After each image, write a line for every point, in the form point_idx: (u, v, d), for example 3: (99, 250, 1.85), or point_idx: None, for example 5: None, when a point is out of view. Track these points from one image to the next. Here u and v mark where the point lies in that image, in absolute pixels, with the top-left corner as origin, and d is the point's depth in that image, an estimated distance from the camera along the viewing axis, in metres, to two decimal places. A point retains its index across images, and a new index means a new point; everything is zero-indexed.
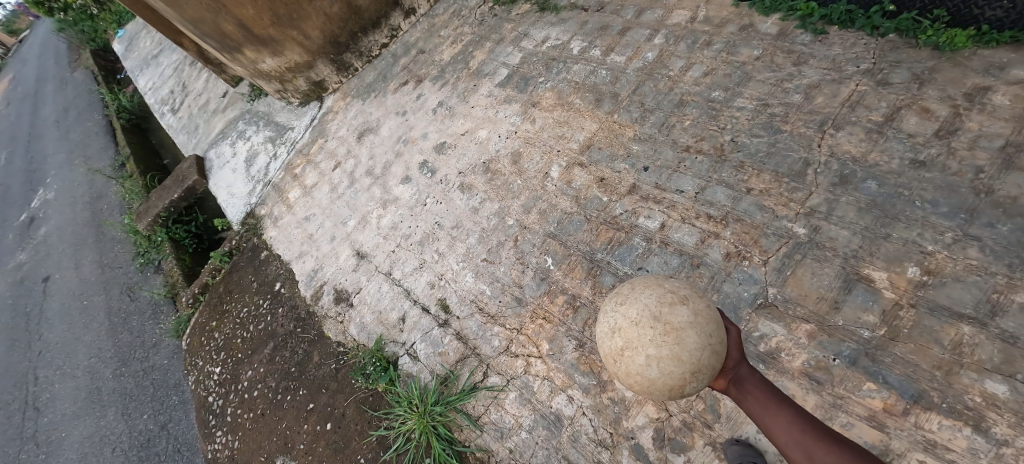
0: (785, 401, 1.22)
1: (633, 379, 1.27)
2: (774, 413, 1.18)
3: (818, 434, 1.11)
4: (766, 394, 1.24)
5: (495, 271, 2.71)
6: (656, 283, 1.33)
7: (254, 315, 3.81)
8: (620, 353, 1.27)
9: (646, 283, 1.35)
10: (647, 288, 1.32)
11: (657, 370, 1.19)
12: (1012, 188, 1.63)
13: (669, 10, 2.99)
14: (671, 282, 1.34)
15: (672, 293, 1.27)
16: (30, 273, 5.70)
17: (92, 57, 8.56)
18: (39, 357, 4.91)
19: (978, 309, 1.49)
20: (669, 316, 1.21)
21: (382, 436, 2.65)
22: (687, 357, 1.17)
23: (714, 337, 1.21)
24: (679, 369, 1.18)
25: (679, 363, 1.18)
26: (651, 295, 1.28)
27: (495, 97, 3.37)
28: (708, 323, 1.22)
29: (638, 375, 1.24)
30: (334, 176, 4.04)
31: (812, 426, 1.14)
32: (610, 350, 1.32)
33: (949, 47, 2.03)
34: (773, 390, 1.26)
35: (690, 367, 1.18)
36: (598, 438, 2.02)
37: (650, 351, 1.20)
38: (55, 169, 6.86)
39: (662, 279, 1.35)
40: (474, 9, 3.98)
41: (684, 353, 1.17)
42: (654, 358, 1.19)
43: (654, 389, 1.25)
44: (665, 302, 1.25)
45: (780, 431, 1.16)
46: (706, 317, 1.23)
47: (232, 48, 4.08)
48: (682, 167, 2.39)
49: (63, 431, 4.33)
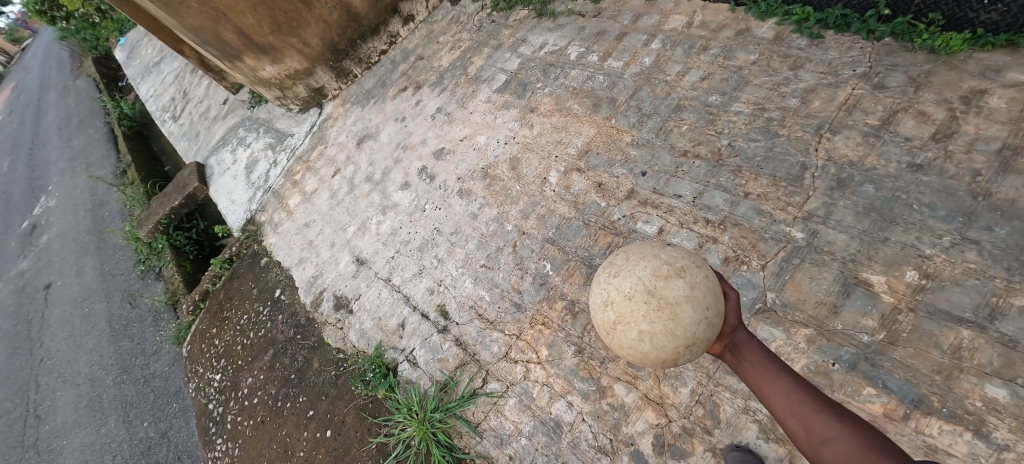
0: (785, 370, 1.19)
1: (626, 350, 1.34)
2: (772, 382, 1.17)
3: (818, 403, 1.05)
4: (763, 362, 1.23)
5: (494, 277, 2.71)
6: (652, 254, 1.34)
7: (254, 322, 3.82)
8: (613, 326, 1.34)
9: (641, 254, 1.36)
10: (642, 259, 1.33)
11: (650, 344, 1.26)
12: (1009, 191, 1.63)
13: (666, 15, 3.00)
14: (668, 252, 1.35)
15: (668, 265, 1.29)
16: (32, 281, 5.73)
17: (95, 66, 8.67)
18: (40, 365, 4.92)
19: (978, 313, 1.49)
20: (664, 291, 1.24)
21: (382, 443, 2.64)
22: (681, 333, 1.22)
23: (709, 310, 1.24)
24: (672, 343, 1.24)
25: (673, 338, 1.23)
26: (645, 267, 1.30)
27: (494, 102, 3.38)
28: (704, 296, 1.25)
29: (632, 348, 1.30)
30: (334, 182, 4.05)
31: (813, 396, 1.08)
32: (604, 323, 1.38)
33: (946, 51, 2.02)
34: (771, 357, 1.25)
35: (684, 341, 1.24)
36: (598, 444, 2.01)
37: (643, 327, 1.25)
38: (56, 177, 6.90)
39: (659, 249, 1.37)
40: (472, 16, 4.00)
41: (678, 328, 1.22)
42: (647, 333, 1.25)
43: (647, 360, 1.32)
44: (660, 276, 1.27)
45: (778, 402, 1.13)
46: (703, 290, 1.25)
47: (232, 55, 4.13)
48: (680, 172, 2.40)
49: (64, 439, 4.33)
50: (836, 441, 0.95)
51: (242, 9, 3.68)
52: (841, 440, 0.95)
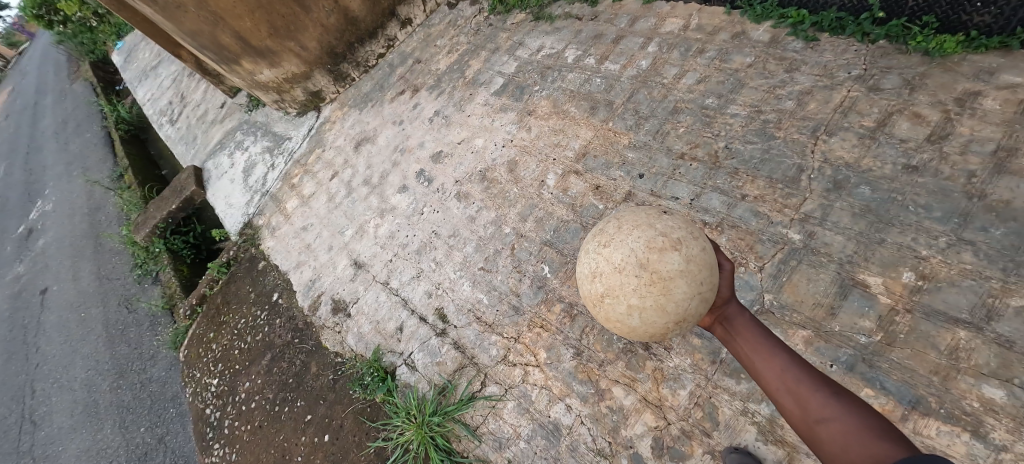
0: (779, 346, 1.16)
1: (613, 323, 1.38)
2: (766, 358, 1.14)
3: (814, 382, 1.03)
4: (757, 338, 1.20)
5: (493, 280, 2.71)
6: (647, 224, 1.33)
7: (251, 326, 3.80)
8: (601, 298, 1.36)
9: (635, 223, 1.35)
10: (636, 229, 1.33)
11: (639, 319, 1.30)
12: (1004, 192, 1.64)
13: (662, 18, 3.02)
14: (664, 222, 1.34)
15: (664, 237, 1.29)
16: (28, 285, 5.70)
17: (92, 69, 8.64)
18: (36, 370, 4.89)
19: (974, 314, 1.50)
20: (658, 264, 1.25)
21: (380, 447, 2.62)
22: (672, 308, 1.25)
23: (704, 284, 1.26)
24: (662, 319, 1.28)
25: (664, 313, 1.26)
26: (638, 239, 1.30)
27: (491, 105, 3.39)
28: (699, 270, 1.26)
29: (620, 321, 1.35)
30: (332, 186, 4.05)
31: (809, 375, 1.06)
32: (591, 294, 1.40)
33: (939, 53, 2.04)
34: (764, 332, 1.22)
35: (675, 316, 1.27)
36: (597, 447, 2.00)
37: (633, 301, 1.28)
38: (53, 181, 6.88)
39: (654, 219, 1.36)
40: (470, 19, 4.01)
41: (669, 303, 1.25)
42: (637, 307, 1.28)
43: (635, 333, 1.37)
44: (654, 248, 1.27)
45: (772, 379, 1.10)
46: (698, 264, 1.26)
47: (230, 59, 4.12)
48: (677, 174, 2.41)
49: (60, 445, 4.30)
50: (835, 422, 0.94)
51: (240, 13, 3.68)
52: (839, 422, 0.93)
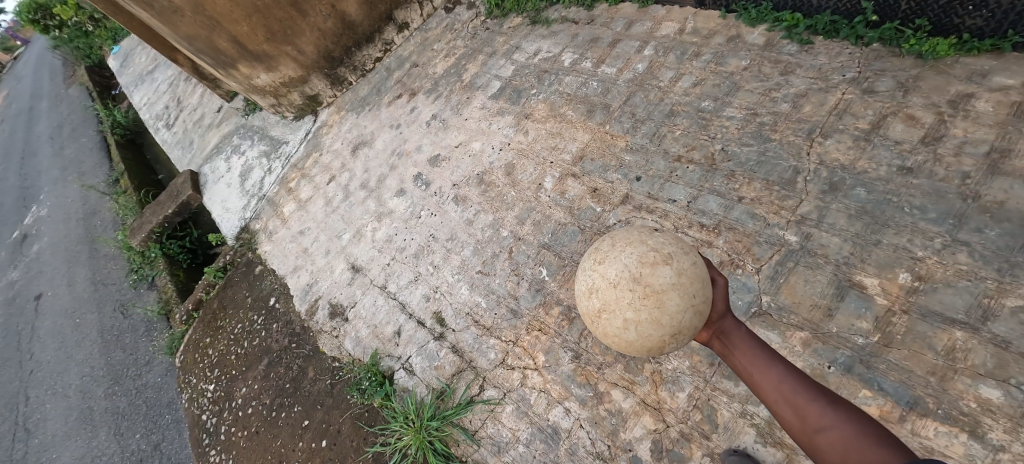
0: (776, 358, 1.17)
1: (611, 339, 1.37)
2: (764, 370, 1.14)
3: (811, 391, 1.04)
4: (753, 351, 1.21)
5: (491, 283, 2.71)
6: (639, 240, 1.35)
7: (248, 331, 3.78)
8: (599, 314, 1.36)
9: (628, 240, 1.37)
10: (628, 246, 1.34)
11: (636, 333, 1.29)
12: (998, 193, 1.65)
13: (658, 22, 3.03)
14: (656, 238, 1.36)
15: (655, 252, 1.30)
16: (22, 291, 5.66)
17: (88, 73, 8.62)
18: (30, 377, 4.84)
19: (970, 315, 1.50)
20: (650, 278, 1.25)
21: (378, 453, 2.61)
22: (668, 321, 1.24)
23: (696, 297, 1.25)
24: (658, 331, 1.27)
25: (659, 326, 1.25)
26: (631, 254, 1.31)
27: (489, 109, 3.39)
28: (691, 283, 1.25)
29: (617, 336, 1.33)
30: (329, 190, 4.04)
31: (805, 385, 1.06)
32: (589, 310, 1.40)
33: (932, 56, 2.05)
34: (760, 345, 1.23)
35: (670, 329, 1.26)
36: (596, 450, 1.99)
37: (628, 315, 1.28)
38: (48, 187, 6.84)
39: (646, 235, 1.37)
40: (467, 23, 4.03)
41: (664, 316, 1.24)
42: (633, 321, 1.27)
43: (632, 348, 1.35)
44: (647, 263, 1.27)
45: (770, 391, 1.10)
46: (690, 277, 1.26)
47: (226, 64, 4.13)
48: (674, 177, 2.42)
49: (54, 452, 4.26)
50: (833, 431, 0.94)
51: (237, 18, 3.68)
52: (839, 430, 0.93)
